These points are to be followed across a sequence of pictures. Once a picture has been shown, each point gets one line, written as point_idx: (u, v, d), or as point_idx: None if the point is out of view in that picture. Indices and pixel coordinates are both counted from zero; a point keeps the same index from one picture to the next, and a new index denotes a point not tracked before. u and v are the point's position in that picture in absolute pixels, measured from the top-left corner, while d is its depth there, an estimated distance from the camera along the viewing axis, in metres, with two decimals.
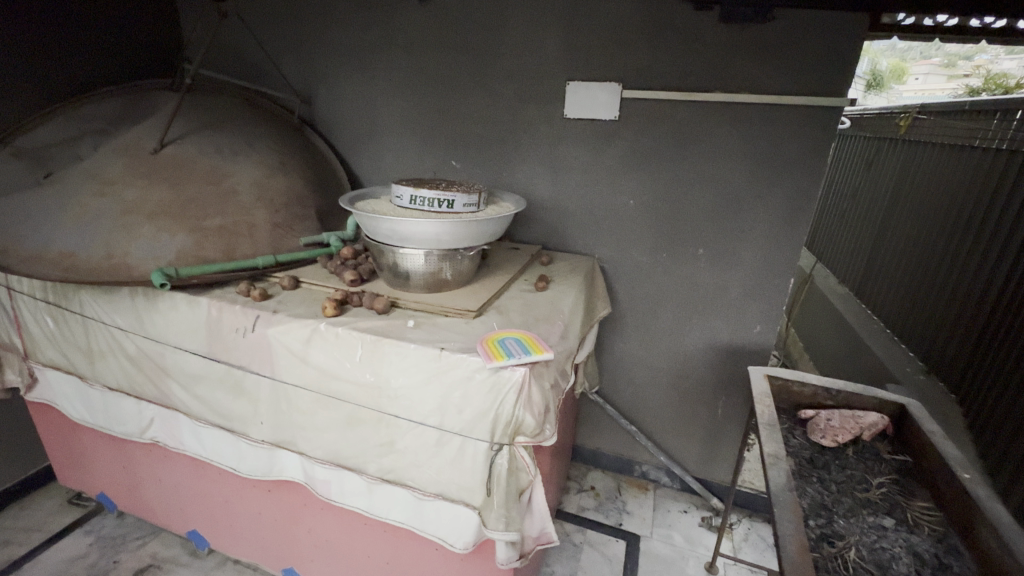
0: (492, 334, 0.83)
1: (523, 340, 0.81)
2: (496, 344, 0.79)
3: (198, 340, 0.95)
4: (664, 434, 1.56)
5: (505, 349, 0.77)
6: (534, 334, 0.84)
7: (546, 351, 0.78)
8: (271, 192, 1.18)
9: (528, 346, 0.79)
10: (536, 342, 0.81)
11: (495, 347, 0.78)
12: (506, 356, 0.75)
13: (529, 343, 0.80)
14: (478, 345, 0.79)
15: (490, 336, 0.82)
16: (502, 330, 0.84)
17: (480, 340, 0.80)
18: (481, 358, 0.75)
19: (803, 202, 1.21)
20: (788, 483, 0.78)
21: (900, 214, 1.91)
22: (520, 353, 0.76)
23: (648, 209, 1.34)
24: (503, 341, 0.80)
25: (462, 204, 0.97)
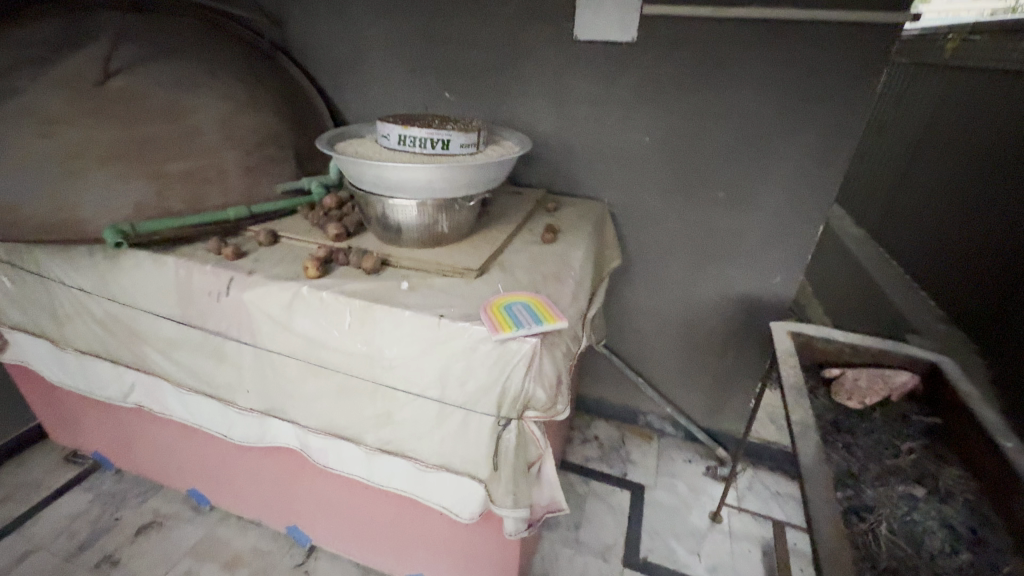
0: (499, 297, 0.73)
1: (535, 306, 0.71)
2: (503, 311, 0.70)
3: (169, 303, 0.85)
4: (672, 386, 1.51)
5: (512, 318, 0.68)
6: (547, 298, 0.74)
7: (558, 318, 0.68)
8: (240, 129, 1.03)
9: (539, 314, 0.69)
10: (550, 310, 0.71)
11: (500, 314, 0.69)
12: (512, 327, 0.66)
13: (541, 310, 0.70)
14: (482, 311, 0.70)
15: (496, 300, 0.72)
16: (512, 294, 0.74)
17: (485, 306, 0.71)
18: (484, 327, 0.67)
19: (840, 139, 1.07)
20: (818, 456, 0.73)
21: (932, 153, 1.75)
22: (529, 323, 0.67)
23: (665, 147, 1.19)
24: (511, 307, 0.71)
25: (459, 144, 0.84)
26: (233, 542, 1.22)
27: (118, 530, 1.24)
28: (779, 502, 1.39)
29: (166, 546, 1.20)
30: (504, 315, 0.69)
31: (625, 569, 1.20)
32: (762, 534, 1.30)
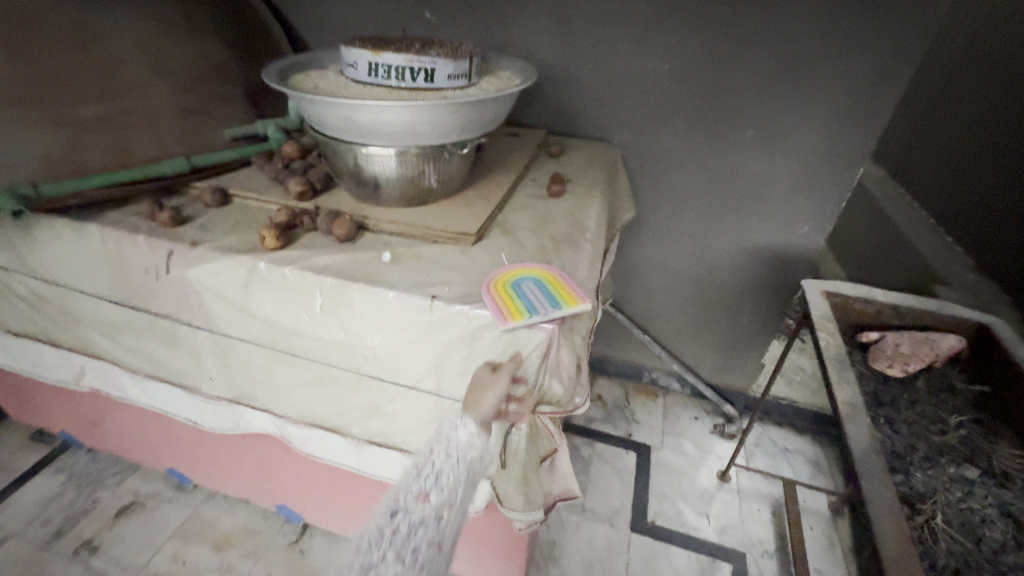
0: (505, 271, 0.60)
1: (551, 285, 0.58)
2: (510, 291, 0.57)
3: (102, 281, 0.70)
4: (680, 344, 1.43)
5: (522, 301, 0.55)
6: (563, 273, 0.61)
7: (579, 298, 0.56)
8: (171, 58, 0.82)
9: (555, 296, 0.56)
10: (569, 289, 0.58)
11: (507, 296, 0.56)
12: (523, 313, 0.54)
13: (558, 291, 0.57)
14: (484, 290, 0.57)
15: (500, 276, 0.59)
16: (522, 267, 0.61)
17: (488, 283, 0.58)
18: (488, 312, 0.54)
19: (896, 62, 0.90)
20: (871, 443, 0.64)
21: (968, 80, 1.57)
22: (544, 308, 0.54)
23: (686, 76, 1.01)
24: (520, 284, 0.58)
25: (446, 76, 0.67)
26: (221, 522, 1.15)
27: (97, 513, 1.16)
28: (788, 459, 1.35)
29: (149, 529, 1.13)
30: (512, 296, 0.56)
31: (634, 534, 1.16)
32: (771, 492, 1.27)
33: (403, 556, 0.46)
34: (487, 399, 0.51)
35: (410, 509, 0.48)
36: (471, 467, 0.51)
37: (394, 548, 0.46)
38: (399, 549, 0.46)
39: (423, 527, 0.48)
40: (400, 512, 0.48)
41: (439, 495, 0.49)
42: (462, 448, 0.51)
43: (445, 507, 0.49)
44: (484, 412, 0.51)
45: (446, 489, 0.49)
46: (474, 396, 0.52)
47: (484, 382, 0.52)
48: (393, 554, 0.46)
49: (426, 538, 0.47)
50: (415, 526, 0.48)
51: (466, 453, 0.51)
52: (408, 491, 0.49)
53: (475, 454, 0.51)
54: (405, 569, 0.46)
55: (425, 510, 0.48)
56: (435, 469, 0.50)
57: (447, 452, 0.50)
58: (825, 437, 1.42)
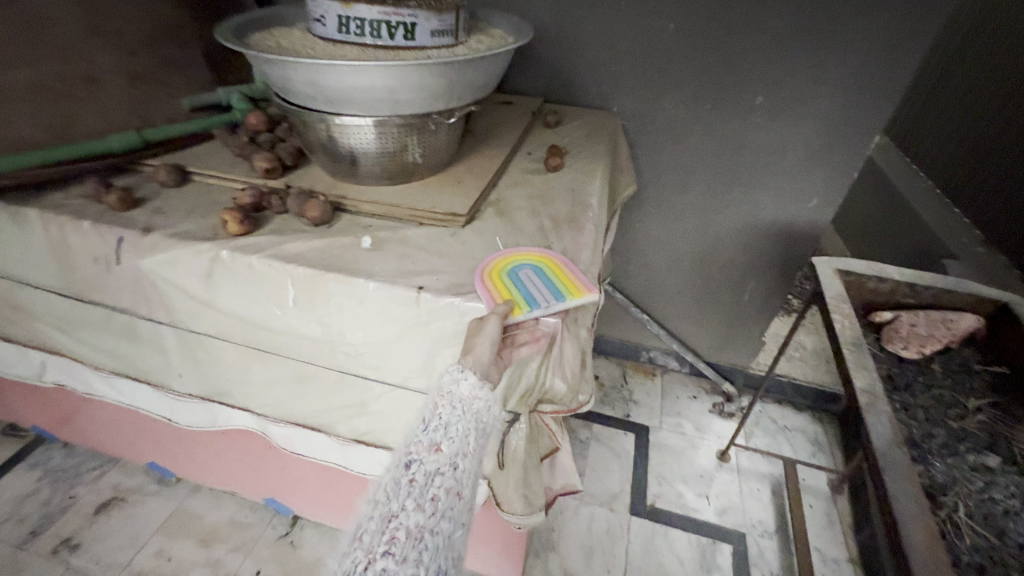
0: (500, 258, 0.53)
1: (556, 275, 0.52)
2: (508, 280, 0.50)
3: (48, 272, 0.63)
4: (680, 322, 1.38)
5: (522, 292, 0.49)
6: (568, 260, 0.54)
7: (585, 290, 0.49)
8: (114, 15, 0.72)
9: (560, 285, 0.50)
10: (577, 278, 0.51)
11: (506, 286, 0.50)
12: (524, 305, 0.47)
13: (564, 281, 0.51)
14: (477, 281, 0.50)
15: (496, 264, 0.53)
16: (522, 254, 0.55)
17: (481, 272, 0.51)
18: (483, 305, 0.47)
19: (924, 19, 0.83)
20: (893, 434, 0.60)
21: (985, 41, 1.49)
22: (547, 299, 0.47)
23: (694, 36, 0.93)
24: (518, 273, 0.51)
25: (429, 33, 0.58)
26: (207, 516, 1.11)
27: (75, 511, 1.11)
28: (787, 437, 1.33)
29: (131, 525, 1.09)
30: (509, 286, 0.50)
31: (633, 518, 1.14)
32: (771, 471, 1.25)
33: (424, 505, 0.40)
34: (481, 345, 0.45)
35: (424, 457, 0.42)
36: (479, 418, 0.45)
37: (413, 498, 0.40)
38: (418, 498, 0.40)
39: (441, 473, 0.41)
40: (413, 463, 0.42)
41: (452, 443, 0.43)
42: (467, 399, 0.45)
43: (460, 455, 0.43)
44: (482, 358, 0.45)
45: (458, 437, 0.43)
46: (467, 342, 0.46)
47: (474, 328, 0.46)
48: (412, 503, 0.39)
49: (446, 486, 0.41)
50: (432, 474, 0.41)
51: (472, 405, 0.45)
52: (418, 443, 0.43)
53: (482, 405, 0.45)
54: (428, 518, 0.39)
55: (440, 456, 0.42)
56: (444, 418, 0.44)
57: (451, 404, 0.44)
58: (824, 414, 1.40)
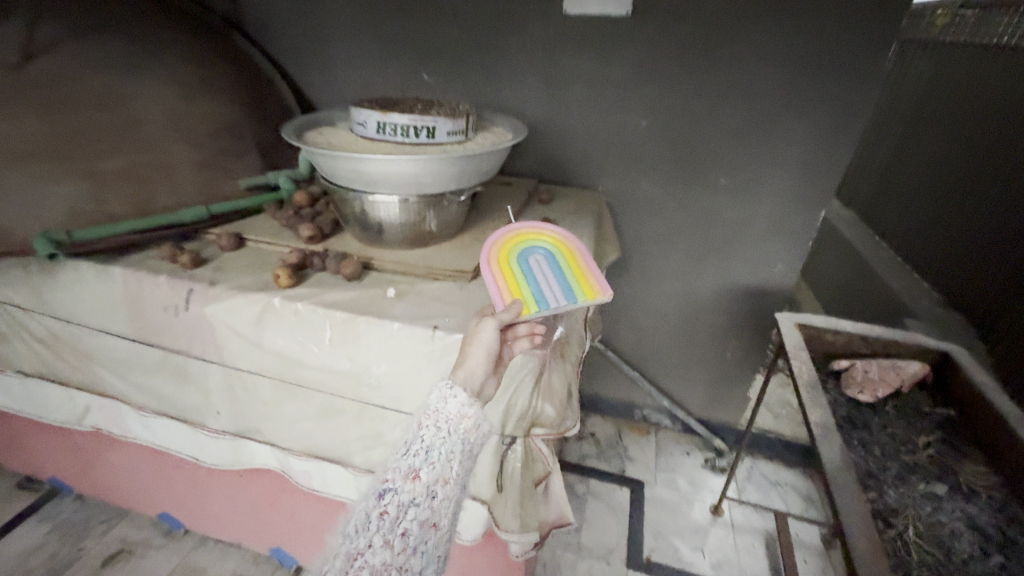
0: (509, 244, 0.61)
1: (559, 256, 0.61)
2: (516, 265, 0.59)
3: (120, 320, 0.75)
4: (669, 379, 1.47)
5: (528, 278, 0.58)
6: (570, 236, 0.63)
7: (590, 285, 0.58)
8: (193, 117, 0.90)
9: (563, 267, 0.60)
10: (580, 258, 0.61)
11: (513, 271, 0.59)
12: (533, 294, 0.57)
13: (567, 263, 0.61)
14: (484, 265, 0.59)
15: (501, 247, 0.61)
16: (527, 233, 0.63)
17: (486, 254, 0.60)
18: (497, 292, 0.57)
19: (849, 119, 1.01)
20: (843, 459, 0.69)
21: (924, 131, 1.71)
22: (553, 287, 0.58)
23: (662, 130, 1.12)
24: (525, 257, 0.60)
25: (446, 132, 0.75)
26: (211, 569, 1.13)
27: (82, 563, 1.13)
28: (779, 493, 1.37)
29: None
30: (515, 271, 0.59)
31: (630, 572, 1.16)
32: (764, 525, 1.28)
33: (392, 541, 0.44)
34: (473, 356, 0.52)
35: (400, 488, 0.46)
36: (462, 438, 0.49)
37: (382, 534, 0.44)
38: (386, 534, 0.44)
39: (414, 506, 0.45)
40: (388, 493, 0.45)
41: (429, 473, 0.46)
42: (449, 421, 0.49)
43: (435, 484, 0.46)
44: (470, 371, 0.51)
45: (436, 465, 0.47)
46: (461, 354, 0.52)
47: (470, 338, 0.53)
48: (381, 540, 0.43)
49: (418, 519, 0.45)
50: (405, 506, 0.45)
51: (455, 426, 0.49)
52: (397, 470, 0.46)
53: (467, 425, 0.50)
54: (394, 556, 0.43)
55: (415, 488, 0.46)
56: (427, 440, 0.47)
57: (434, 426, 0.48)
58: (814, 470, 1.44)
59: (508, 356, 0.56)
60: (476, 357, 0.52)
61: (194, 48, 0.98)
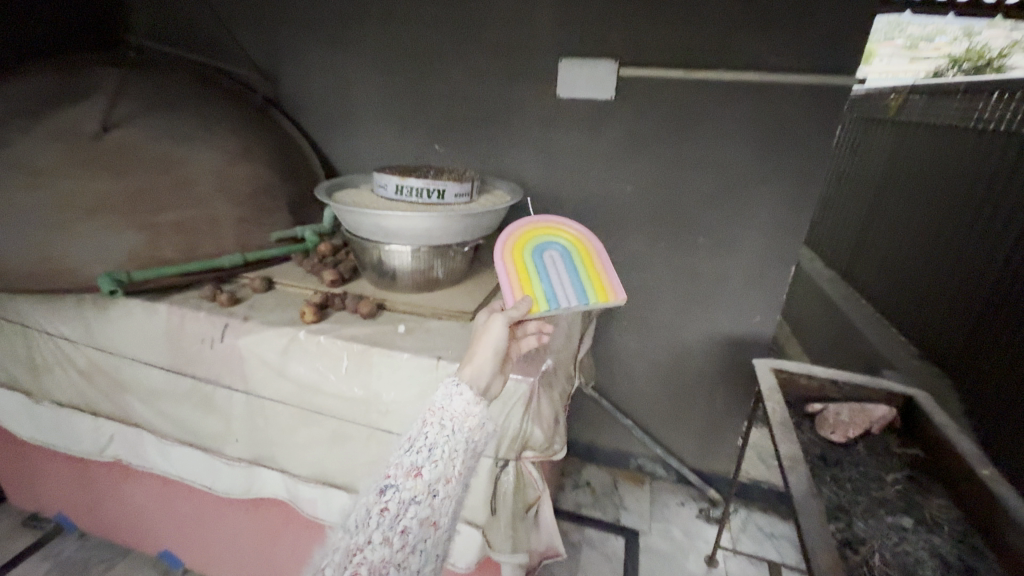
0: (527, 243, 0.72)
1: (574, 252, 0.72)
2: (531, 264, 0.70)
3: (160, 352, 0.84)
4: (662, 428, 1.52)
5: (543, 276, 0.69)
6: (580, 239, 0.74)
7: (597, 287, 0.69)
8: (235, 179, 1.04)
9: (578, 263, 0.71)
10: (590, 252, 0.73)
11: (528, 269, 0.69)
12: (544, 288, 0.68)
13: (582, 259, 0.72)
14: (500, 266, 0.68)
15: (516, 246, 0.71)
16: (540, 232, 0.73)
17: (501, 255, 0.69)
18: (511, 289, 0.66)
19: (809, 187, 1.14)
20: (810, 489, 0.75)
21: (892, 199, 1.86)
22: (562, 284, 0.68)
23: (646, 195, 1.25)
24: (540, 257, 0.71)
25: (453, 194, 0.88)
26: None
27: None
28: (774, 544, 1.37)
29: None
30: (532, 270, 0.69)
31: None
32: None
33: (392, 537, 0.49)
34: (481, 352, 0.60)
35: (402, 485, 0.51)
36: (462, 439, 0.55)
37: (382, 530, 0.49)
38: (386, 531, 0.49)
39: (415, 503, 0.51)
40: (390, 489, 0.51)
41: (428, 471, 0.52)
42: (452, 420, 0.56)
43: (435, 481, 0.52)
44: (478, 364, 0.60)
45: (437, 464, 0.53)
46: (469, 352, 0.61)
47: (479, 336, 0.62)
48: (381, 536, 0.48)
49: (417, 516, 0.50)
50: (406, 503, 0.50)
51: (461, 427, 0.56)
52: (399, 468, 0.52)
53: (469, 425, 0.56)
54: (394, 552, 0.48)
55: (416, 486, 0.51)
56: (431, 438, 0.54)
57: (437, 427, 0.55)
58: None
59: (516, 353, 0.68)
60: (484, 354, 0.60)
61: (239, 122, 1.14)
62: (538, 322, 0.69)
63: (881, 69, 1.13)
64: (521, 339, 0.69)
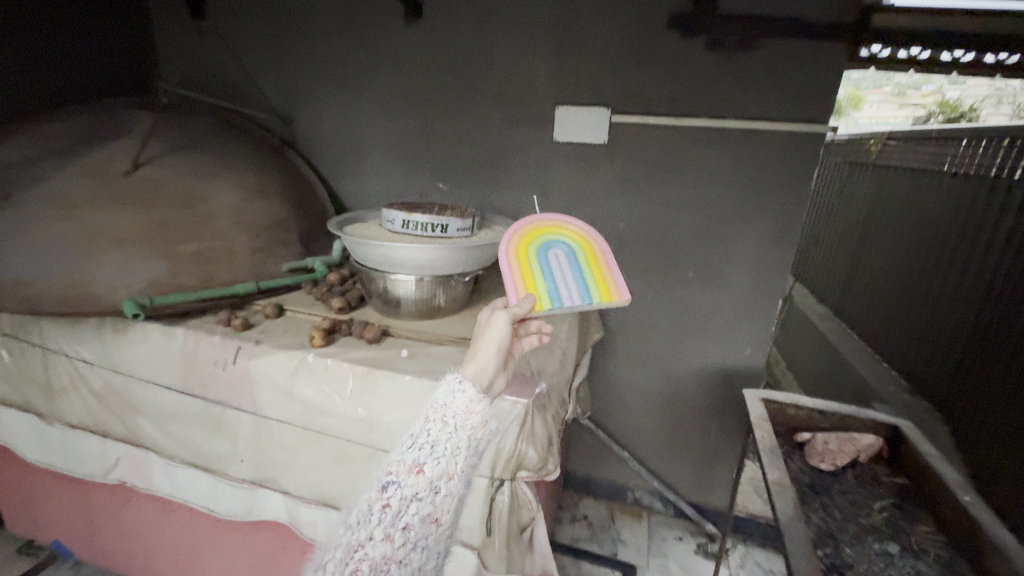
0: (531, 241, 0.75)
1: (574, 250, 0.75)
2: (536, 263, 0.72)
3: (174, 374, 0.88)
4: (658, 460, 1.53)
5: (546, 274, 0.72)
6: (586, 235, 0.77)
7: (601, 287, 0.72)
8: (252, 212, 1.11)
9: (579, 260, 0.74)
10: (592, 252, 0.76)
11: (533, 267, 0.72)
12: (549, 289, 0.70)
13: (581, 255, 0.75)
14: (503, 265, 0.71)
15: (522, 244, 0.74)
16: (546, 230, 0.76)
17: (504, 254, 0.72)
18: (513, 288, 0.69)
19: (791, 226, 1.21)
20: (796, 513, 0.77)
21: (877, 238, 1.94)
22: (568, 283, 0.71)
23: (638, 232, 1.32)
24: (545, 255, 0.74)
25: (456, 228, 0.94)
26: None
27: None
28: None
29: None
30: (534, 269, 0.72)
31: None
32: None
33: (392, 535, 0.52)
34: (484, 351, 0.64)
35: (404, 482, 0.54)
36: (461, 438, 0.58)
37: (383, 528, 0.52)
38: (388, 528, 0.52)
39: (417, 500, 0.53)
40: (392, 486, 0.54)
41: (429, 469, 0.55)
42: (454, 416, 0.59)
43: (434, 478, 0.55)
44: (480, 362, 0.63)
45: (439, 461, 0.56)
46: (472, 349, 0.64)
47: (481, 335, 0.65)
48: (382, 533, 0.51)
49: (418, 514, 0.53)
50: (408, 500, 0.53)
51: (463, 424, 0.59)
52: (401, 465, 0.55)
53: (471, 419, 0.59)
54: (395, 549, 0.51)
55: (418, 483, 0.54)
56: (434, 435, 0.57)
57: (439, 426, 0.57)
58: None
59: (518, 351, 0.71)
60: (486, 352, 0.64)
61: (257, 161, 1.23)
62: (540, 322, 0.73)
63: (870, 113, 1.31)
64: (522, 337, 0.72)
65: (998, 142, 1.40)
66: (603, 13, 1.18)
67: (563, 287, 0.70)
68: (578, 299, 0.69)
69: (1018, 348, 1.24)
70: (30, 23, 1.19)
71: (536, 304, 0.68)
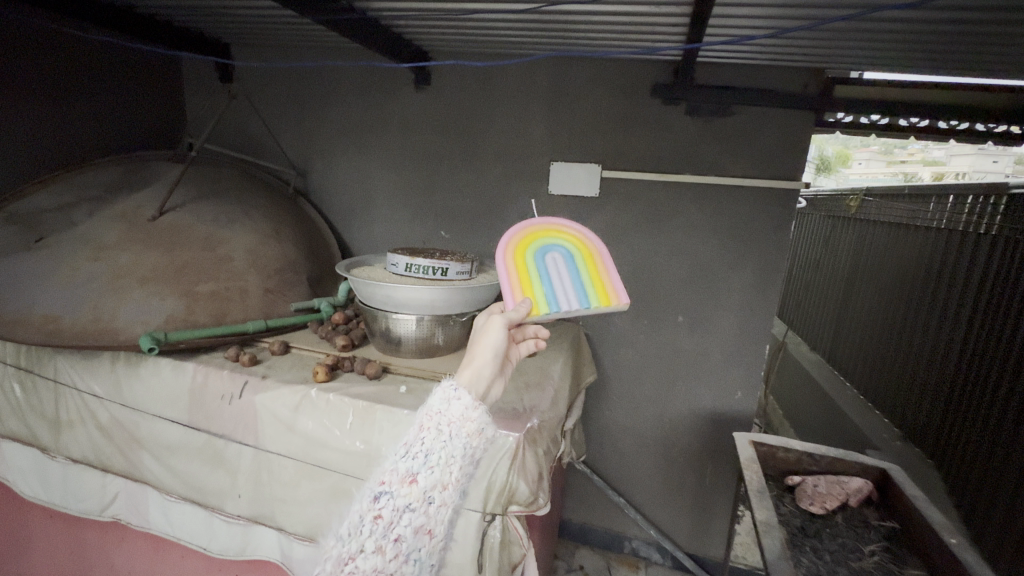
0: (530, 244, 0.78)
1: (570, 253, 0.79)
2: (534, 268, 0.76)
3: (181, 408, 0.92)
4: (654, 507, 1.52)
5: (544, 278, 0.75)
6: (582, 237, 0.81)
7: (599, 288, 0.76)
8: (265, 255, 1.18)
9: (577, 263, 0.78)
10: (589, 252, 0.79)
11: (532, 273, 0.75)
12: (547, 294, 0.74)
13: (578, 258, 0.79)
14: (502, 269, 0.74)
15: (521, 248, 0.77)
16: (544, 233, 0.80)
17: (503, 258, 0.75)
18: (511, 294, 0.72)
19: (772, 274, 1.28)
20: (783, 553, 0.79)
21: (862, 286, 2.02)
22: (566, 288, 0.75)
23: (630, 278, 1.38)
24: (543, 259, 0.77)
25: (455, 271, 1.01)
26: None
27: None
28: None
29: None
30: (533, 274, 0.76)
31: None
32: None
33: (384, 547, 0.55)
34: (479, 359, 0.66)
35: (396, 492, 0.57)
36: (454, 447, 0.60)
37: (375, 539, 0.55)
38: (380, 539, 0.55)
39: (410, 510, 0.57)
40: (383, 496, 0.57)
41: (422, 479, 0.58)
42: (448, 425, 0.61)
43: (425, 487, 0.58)
44: (476, 369, 0.65)
45: (433, 470, 0.58)
46: (468, 355, 0.67)
47: (478, 342, 0.67)
48: (373, 545, 0.55)
49: (409, 525, 0.56)
50: (400, 510, 0.56)
51: (455, 432, 0.61)
52: (394, 475, 0.58)
53: (465, 426, 0.61)
54: (386, 561, 0.55)
55: (411, 492, 0.57)
56: (428, 442, 0.59)
57: (433, 434, 0.60)
58: None
59: (516, 356, 0.75)
60: (482, 359, 0.66)
61: (272, 209, 1.32)
62: (537, 326, 0.77)
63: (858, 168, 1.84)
64: (519, 342, 0.76)
65: (968, 199, 1.50)
66: (595, 83, 1.30)
67: (561, 291, 0.74)
68: (576, 304, 0.74)
69: (997, 394, 1.28)
70: (75, 85, 1.31)
71: (533, 309, 0.72)
